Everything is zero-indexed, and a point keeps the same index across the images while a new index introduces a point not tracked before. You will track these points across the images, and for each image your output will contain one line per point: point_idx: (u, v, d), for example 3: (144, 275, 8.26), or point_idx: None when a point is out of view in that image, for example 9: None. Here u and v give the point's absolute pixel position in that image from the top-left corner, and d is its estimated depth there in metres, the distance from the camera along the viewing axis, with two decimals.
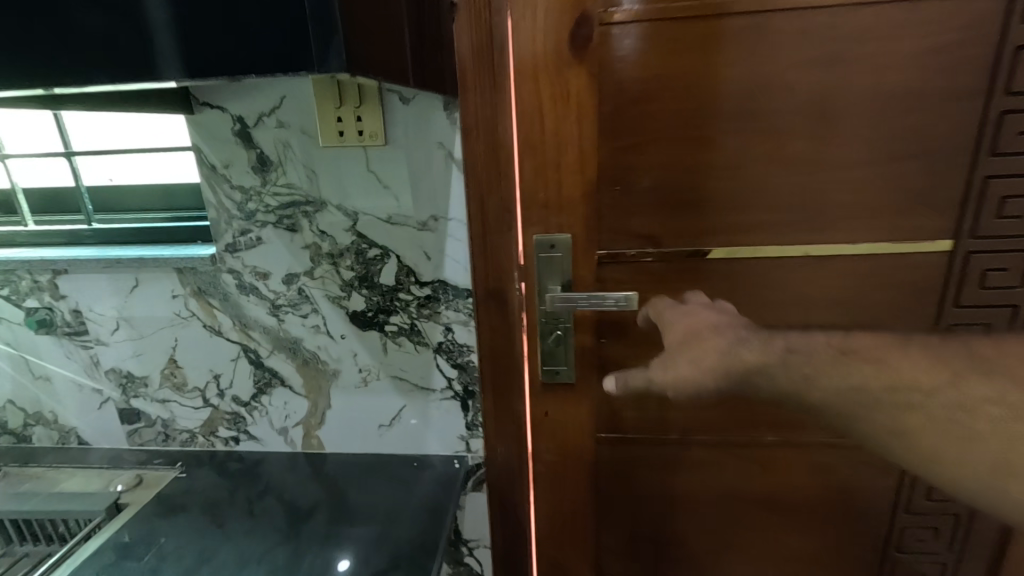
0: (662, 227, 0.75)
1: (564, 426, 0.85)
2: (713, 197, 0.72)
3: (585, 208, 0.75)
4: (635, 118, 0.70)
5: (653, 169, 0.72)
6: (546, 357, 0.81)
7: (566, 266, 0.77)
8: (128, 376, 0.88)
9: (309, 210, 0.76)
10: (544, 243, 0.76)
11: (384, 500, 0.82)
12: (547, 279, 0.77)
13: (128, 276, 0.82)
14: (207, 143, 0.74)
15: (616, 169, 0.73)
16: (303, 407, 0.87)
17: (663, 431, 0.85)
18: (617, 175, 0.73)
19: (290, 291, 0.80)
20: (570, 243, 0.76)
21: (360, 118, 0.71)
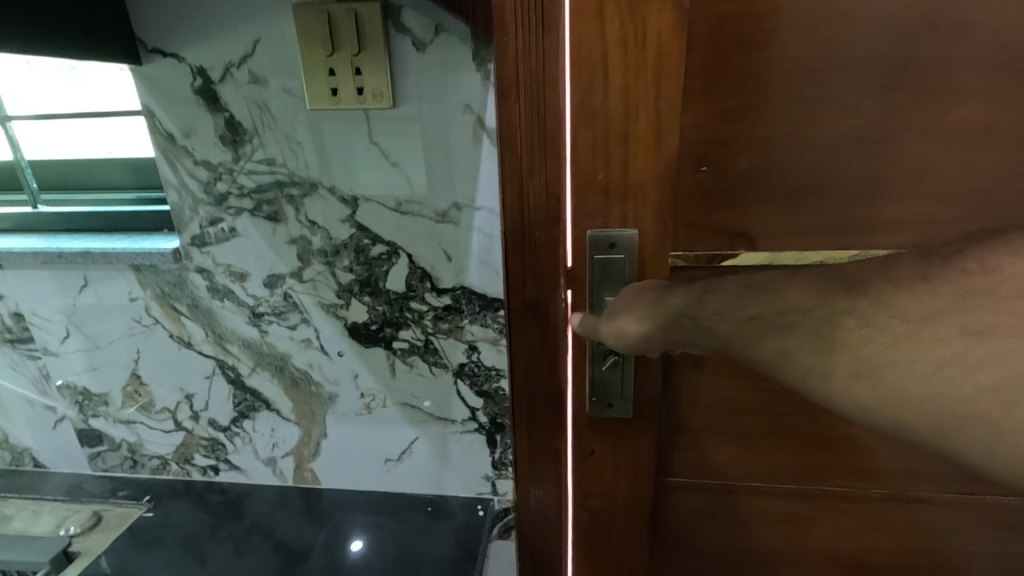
0: (763, 223, 0.55)
1: (614, 474, 0.67)
2: (841, 182, 0.52)
3: (660, 198, 0.54)
4: (737, 74, 0.50)
5: (758, 143, 0.52)
6: (596, 388, 0.62)
7: (629, 267, 0.56)
8: (85, 393, 0.73)
9: (295, 194, 0.58)
10: (602, 240, 0.55)
11: (391, 556, 0.67)
12: (602, 289, 0.57)
13: (75, 274, 0.66)
14: (161, 106, 0.57)
15: (705, 144, 0.53)
16: (293, 435, 0.71)
17: (741, 477, 0.67)
18: (706, 152, 0.53)
19: (274, 296, 0.64)
20: (635, 242, 0.55)
21: (358, 72, 0.53)
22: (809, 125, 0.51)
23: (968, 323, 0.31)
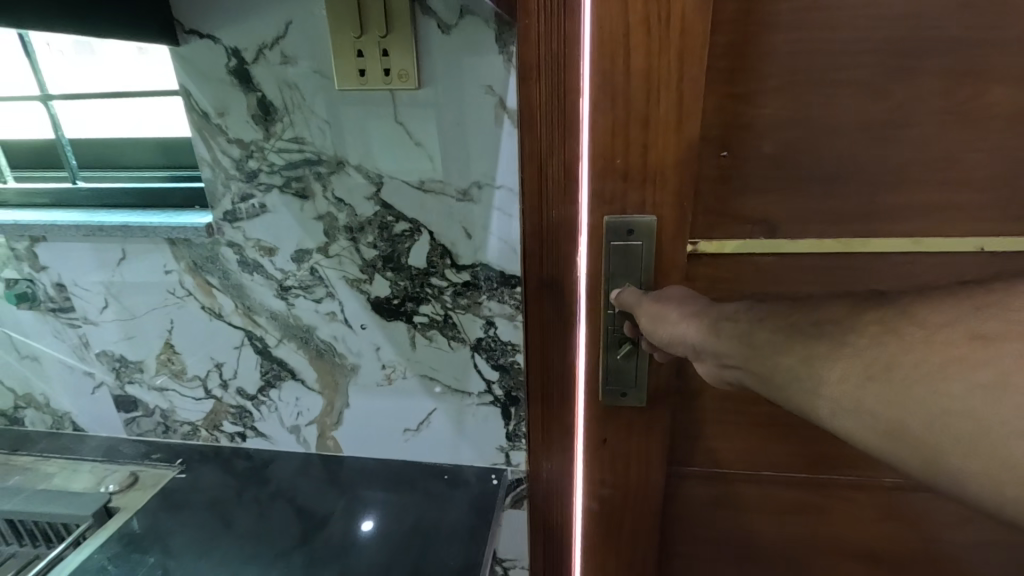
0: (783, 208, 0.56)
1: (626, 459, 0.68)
2: (859, 168, 0.54)
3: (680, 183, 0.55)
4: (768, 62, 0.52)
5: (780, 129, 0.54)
6: (611, 378, 0.63)
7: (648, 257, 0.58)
8: (121, 360, 0.77)
9: (322, 171, 0.61)
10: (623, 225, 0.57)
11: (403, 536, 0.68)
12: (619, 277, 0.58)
13: (114, 246, 0.69)
14: (197, 85, 0.59)
15: (728, 129, 0.54)
16: (317, 405, 0.74)
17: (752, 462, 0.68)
18: (726, 138, 0.55)
19: (300, 270, 0.66)
20: (654, 230, 0.57)
21: (386, 53, 0.55)
22: (833, 114, 0.52)
23: (977, 328, 0.30)
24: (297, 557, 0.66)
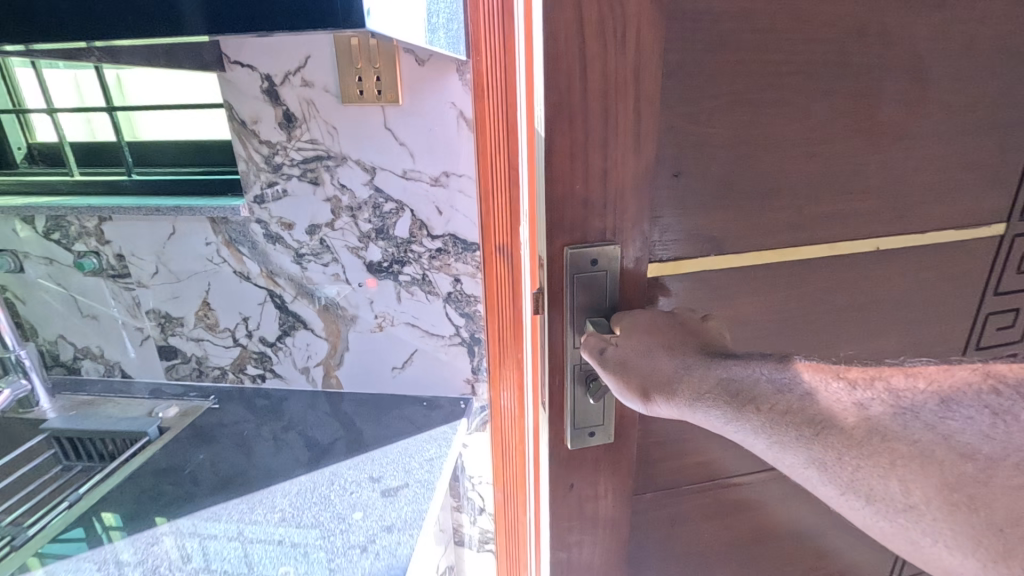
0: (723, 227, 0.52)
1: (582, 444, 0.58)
2: (825, 164, 0.51)
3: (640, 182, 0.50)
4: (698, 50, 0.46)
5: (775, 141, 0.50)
6: (576, 414, 0.56)
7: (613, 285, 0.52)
8: (166, 316, 0.97)
9: (331, 164, 0.82)
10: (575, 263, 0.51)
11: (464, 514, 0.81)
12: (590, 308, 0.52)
13: (166, 223, 0.89)
14: (237, 101, 0.80)
15: (684, 149, 0.49)
16: (323, 349, 0.95)
17: (710, 474, 0.62)
18: (680, 158, 0.49)
19: (313, 241, 0.87)
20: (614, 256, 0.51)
21: (379, 79, 0.76)
22: (800, 120, 0.49)
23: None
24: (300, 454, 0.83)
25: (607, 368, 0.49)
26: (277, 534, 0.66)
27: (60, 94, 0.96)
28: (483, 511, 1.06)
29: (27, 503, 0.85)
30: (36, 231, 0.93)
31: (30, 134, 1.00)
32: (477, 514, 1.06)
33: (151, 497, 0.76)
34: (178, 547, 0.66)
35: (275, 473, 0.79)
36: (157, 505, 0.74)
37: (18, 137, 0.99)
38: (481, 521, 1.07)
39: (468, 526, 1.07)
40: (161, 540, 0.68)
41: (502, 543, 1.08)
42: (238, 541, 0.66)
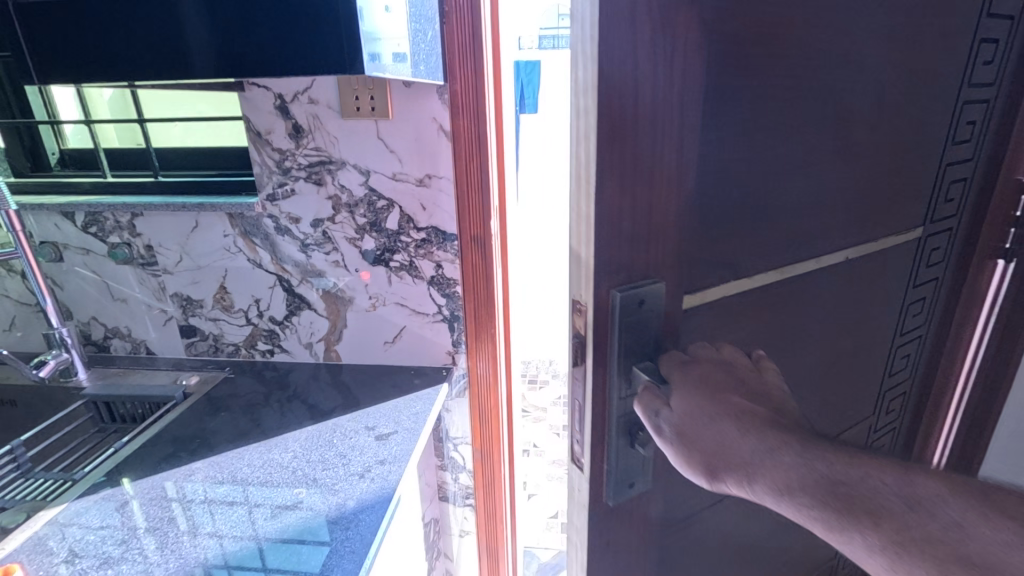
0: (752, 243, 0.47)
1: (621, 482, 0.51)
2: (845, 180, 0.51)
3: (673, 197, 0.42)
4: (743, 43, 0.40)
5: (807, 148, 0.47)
6: (617, 468, 0.44)
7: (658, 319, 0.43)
8: (187, 299, 1.12)
9: (332, 168, 0.98)
10: (626, 317, 0.41)
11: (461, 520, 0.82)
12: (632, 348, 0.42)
13: (190, 217, 1.05)
14: (253, 116, 0.96)
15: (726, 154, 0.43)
16: (324, 326, 1.10)
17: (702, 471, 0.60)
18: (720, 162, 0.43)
19: (317, 233, 1.03)
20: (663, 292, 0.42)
21: (372, 97, 0.92)
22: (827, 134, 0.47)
23: None
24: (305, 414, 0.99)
25: (662, 437, 0.40)
26: (284, 473, 0.81)
27: (96, 108, 1.12)
28: (463, 470, 1.22)
29: (68, 456, 0.98)
30: (75, 225, 1.08)
31: (62, 142, 1.15)
32: (458, 472, 1.22)
33: (179, 445, 0.91)
34: (190, 495, 0.77)
35: (286, 426, 0.94)
36: (185, 451, 0.88)
37: (56, 144, 1.14)
38: (462, 478, 1.23)
39: (450, 483, 1.23)
40: (196, 472, 0.83)
41: (480, 497, 1.24)
42: (260, 471, 0.81)
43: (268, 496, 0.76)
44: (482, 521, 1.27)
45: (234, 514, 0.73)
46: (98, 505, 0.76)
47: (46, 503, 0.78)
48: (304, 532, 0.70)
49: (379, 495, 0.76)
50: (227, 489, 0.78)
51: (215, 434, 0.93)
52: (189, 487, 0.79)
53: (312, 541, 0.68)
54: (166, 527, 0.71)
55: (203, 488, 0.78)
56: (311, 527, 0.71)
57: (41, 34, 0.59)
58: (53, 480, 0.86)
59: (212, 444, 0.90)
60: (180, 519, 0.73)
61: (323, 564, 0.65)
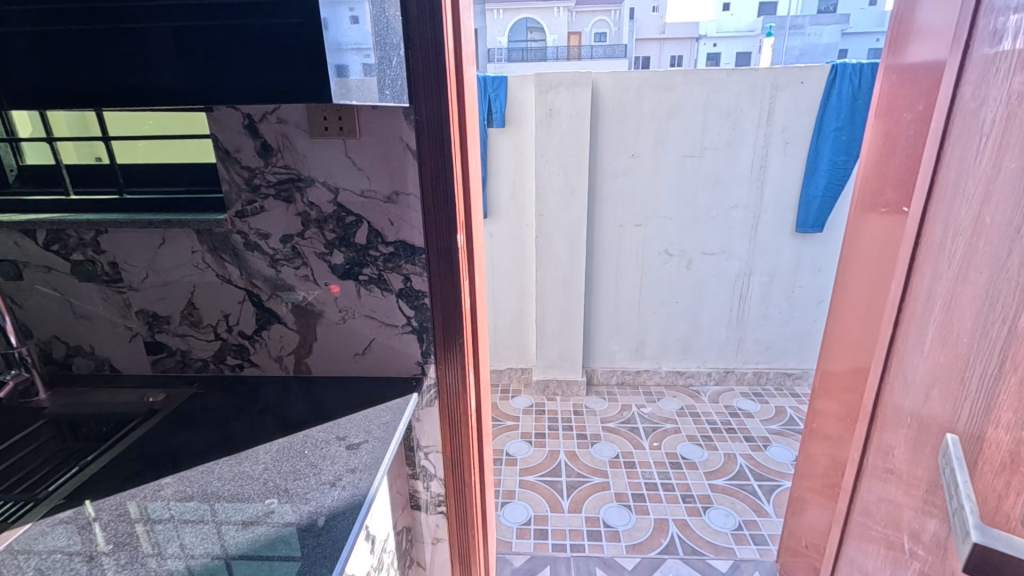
0: None
1: None
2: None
3: None
4: None
5: None
6: None
7: None
8: (154, 315, 1.12)
9: (301, 185, 1.00)
10: None
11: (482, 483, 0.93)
12: None
13: (157, 234, 1.05)
14: (222, 134, 0.97)
15: None
16: (294, 340, 1.12)
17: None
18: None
19: (286, 248, 1.05)
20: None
21: (340, 118, 0.95)
22: None
23: None
24: (277, 425, 1.00)
25: None
26: (255, 487, 0.82)
27: (58, 124, 1.12)
28: (435, 478, 1.25)
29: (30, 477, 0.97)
30: (36, 243, 1.07)
31: (21, 158, 1.14)
32: (430, 481, 1.25)
33: (147, 463, 0.90)
34: (157, 514, 0.77)
35: (258, 438, 0.95)
36: (153, 469, 0.88)
37: (13, 160, 1.13)
38: (433, 486, 1.25)
39: (422, 492, 1.26)
40: (166, 487, 0.83)
41: (451, 504, 1.27)
42: (231, 484, 0.83)
43: (238, 510, 0.77)
44: (454, 527, 1.29)
45: (202, 533, 0.73)
46: (63, 525, 0.76)
47: (10, 526, 0.77)
48: (276, 541, 0.72)
49: (351, 501, 0.78)
50: (194, 508, 0.78)
51: (184, 451, 0.93)
52: (157, 506, 0.79)
53: (282, 557, 0.69)
54: (131, 547, 0.71)
55: (172, 507, 0.79)
56: (280, 541, 0.72)
57: (48, 90, 0.65)
58: (16, 502, 0.84)
59: (181, 461, 0.90)
60: (148, 539, 0.73)
61: (297, 569, 0.67)
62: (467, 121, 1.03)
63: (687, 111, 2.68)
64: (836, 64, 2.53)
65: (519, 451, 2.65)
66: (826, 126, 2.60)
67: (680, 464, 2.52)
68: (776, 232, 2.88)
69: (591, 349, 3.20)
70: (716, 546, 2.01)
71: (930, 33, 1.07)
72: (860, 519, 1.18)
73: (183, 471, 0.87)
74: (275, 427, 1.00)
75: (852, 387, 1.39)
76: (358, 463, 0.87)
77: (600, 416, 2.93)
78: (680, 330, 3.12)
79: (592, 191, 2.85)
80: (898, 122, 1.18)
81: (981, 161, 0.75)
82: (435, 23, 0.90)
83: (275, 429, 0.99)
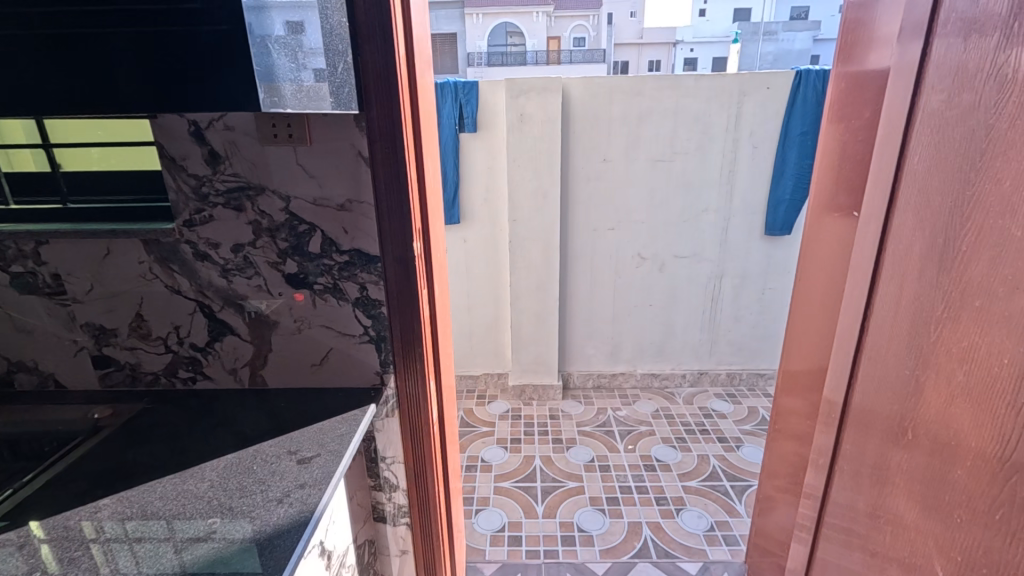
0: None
1: None
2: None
3: None
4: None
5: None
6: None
7: None
8: (101, 328, 1.08)
9: (251, 193, 0.98)
10: None
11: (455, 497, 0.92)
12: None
13: (101, 245, 1.01)
14: (167, 142, 0.95)
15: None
16: (248, 351, 1.09)
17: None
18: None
19: (237, 257, 1.02)
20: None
21: (289, 125, 0.93)
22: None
23: None
24: (229, 439, 0.98)
25: None
26: (201, 505, 0.79)
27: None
28: (398, 489, 1.23)
29: None
30: None
31: None
32: (393, 492, 1.23)
33: (91, 481, 0.87)
34: (99, 534, 0.74)
35: (207, 454, 0.92)
36: (97, 487, 0.85)
37: None
38: (396, 497, 1.23)
39: (385, 503, 1.24)
40: (102, 508, 0.80)
41: (415, 514, 1.25)
42: (173, 504, 0.80)
43: (182, 529, 0.75)
44: (418, 538, 1.27)
45: (145, 553, 0.70)
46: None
47: None
48: (219, 560, 0.69)
49: (297, 518, 0.76)
50: (137, 527, 0.75)
51: (131, 468, 0.90)
52: (100, 526, 0.76)
53: None
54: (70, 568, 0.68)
55: (115, 527, 0.76)
56: (224, 560, 0.70)
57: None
58: None
59: (126, 479, 0.87)
60: (88, 559, 0.69)
61: None
62: (422, 127, 1.02)
63: (657, 116, 2.71)
64: (800, 70, 2.58)
65: (494, 457, 2.64)
66: (791, 131, 2.66)
67: (653, 466, 2.53)
68: (746, 235, 2.92)
69: (566, 353, 3.20)
70: (688, 548, 2.02)
71: (877, 41, 1.09)
72: (821, 520, 1.19)
73: (128, 489, 0.84)
74: (227, 442, 0.97)
75: (812, 388, 1.41)
76: (308, 478, 0.85)
77: (575, 419, 2.94)
78: (654, 333, 3.15)
79: (565, 196, 2.86)
80: (849, 129, 1.21)
81: (936, 168, 0.75)
82: (384, 30, 0.88)
83: (227, 443, 0.96)
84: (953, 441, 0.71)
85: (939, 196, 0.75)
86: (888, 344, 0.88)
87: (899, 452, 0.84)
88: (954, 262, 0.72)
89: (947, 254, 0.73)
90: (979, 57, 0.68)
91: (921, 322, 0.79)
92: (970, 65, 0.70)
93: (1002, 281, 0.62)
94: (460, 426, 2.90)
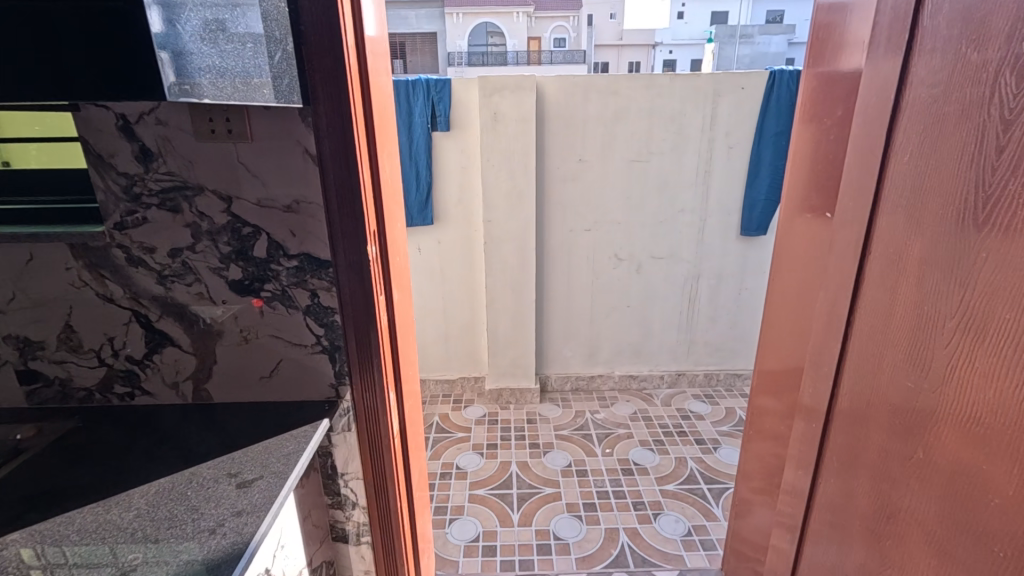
0: None
1: None
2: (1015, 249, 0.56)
3: None
4: None
5: None
6: None
7: None
8: (26, 340, 0.99)
9: (189, 194, 0.90)
10: None
11: None
12: None
13: (23, 249, 0.92)
14: (92, 137, 0.86)
15: None
16: (192, 363, 1.01)
17: None
18: None
19: (176, 263, 0.95)
20: None
21: (229, 120, 0.86)
22: None
23: None
24: (166, 459, 0.90)
25: None
26: (123, 538, 0.71)
27: None
28: (357, 506, 1.16)
29: None
30: None
31: None
32: (352, 510, 1.16)
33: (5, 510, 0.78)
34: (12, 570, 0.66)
35: (139, 478, 0.84)
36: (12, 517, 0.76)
37: None
38: (356, 515, 1.16)
39: (344, 522, 1.16)
40: (10, 543, 0.71)
41: (376, 533, 1.18)
42: (93, 537, 0.72)
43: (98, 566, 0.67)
44: (380, 557, 1.21)
45: None
46: None
47: None
48: None
49: (230, 551, 0.69)
50: (50, 564, 0.67)
51: (53, 494, 0.81)
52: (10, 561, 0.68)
53: None
54: None
55: (26, 563, 0.67)
56: None
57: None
58: None
59: (45, 507, 0.78)
60: None
61: None
62: (375, 126, 0.96)
63: (633, 116, 2.68)
64: (774, 71, 2.58)
65: (470, 463, 2.58)
66: (767, 132, 2.66)
67: (631, 470, 2.50)
68: (723, 236, 2.91)
69: (544, 355, 3.15)
70: (666, 554, 1.99)
71: (851, 37, 1.06)
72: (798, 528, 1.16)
73: (45, 519, 0.76)
74: (163, 462, 0.89)
75: (787, 392, 1.38)
76: (248, 505, 0.77)
77: (553, 423, 2.89)
78: (632, 334, 3.12)
79: (541, 196, 2.81)
80: (822, 128, 1.18)
81: (917, 168, 0.72)
82: (331, 17, 0.82)
83: (163, 464, 0.88)
84: (937, 454, 0.67)
85: (918, 195, 0.71)
86: (863, 350, 0.85)
87: (877, 464, 0.80)
88: (932, 265, 0.68)
89: (928, 257, 0.69)
90: (960, 49, 0.64)
91: (900, 329, 0.75)
92: (949, 57, 0.66)
93: (988, 285, 0.58)
94: (435, 432, 2.83)
